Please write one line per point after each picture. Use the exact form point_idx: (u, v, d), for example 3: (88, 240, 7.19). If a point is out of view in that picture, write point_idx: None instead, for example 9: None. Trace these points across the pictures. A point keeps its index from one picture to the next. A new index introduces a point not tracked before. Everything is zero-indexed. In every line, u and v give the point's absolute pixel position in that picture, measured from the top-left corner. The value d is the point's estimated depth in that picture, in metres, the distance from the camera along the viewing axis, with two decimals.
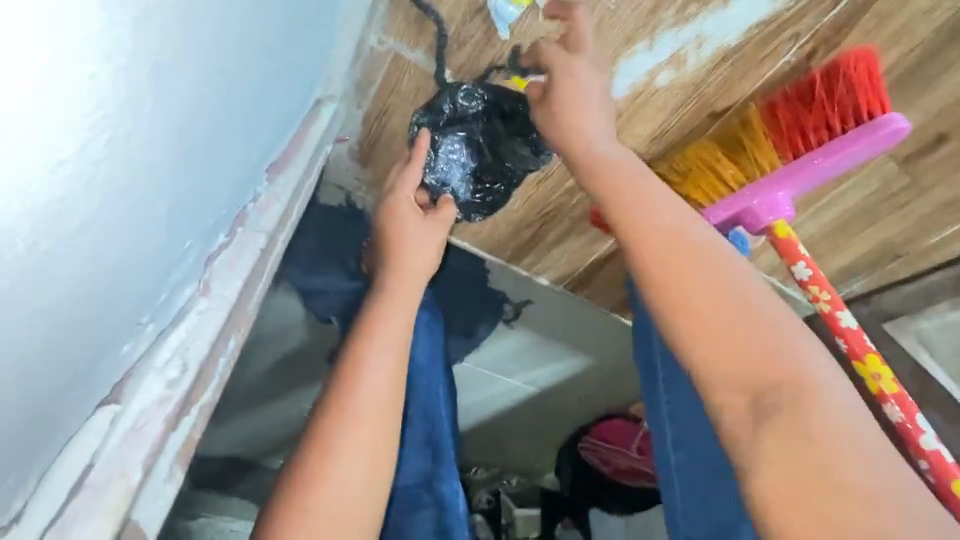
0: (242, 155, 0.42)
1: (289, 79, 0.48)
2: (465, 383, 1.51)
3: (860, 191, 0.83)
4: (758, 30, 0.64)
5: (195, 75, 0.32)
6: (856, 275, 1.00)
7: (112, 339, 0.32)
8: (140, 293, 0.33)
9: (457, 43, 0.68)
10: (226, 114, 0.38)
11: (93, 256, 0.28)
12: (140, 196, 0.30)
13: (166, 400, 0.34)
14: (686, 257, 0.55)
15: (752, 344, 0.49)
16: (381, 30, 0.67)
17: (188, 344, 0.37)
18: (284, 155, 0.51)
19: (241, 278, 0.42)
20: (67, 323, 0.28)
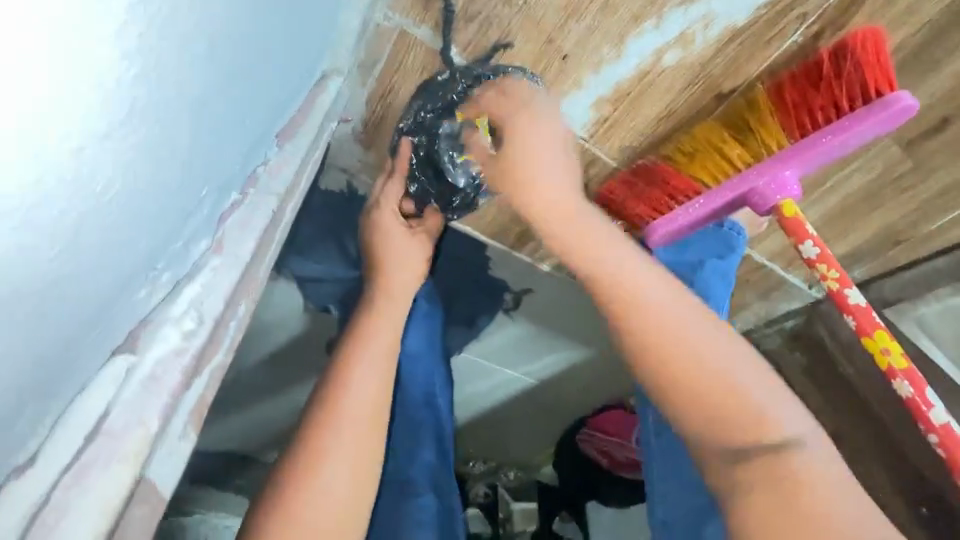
0: (255, 114, 0.42)
1: (299, 42, 0.47)
2: (464, 375, 1.50)
3: (864, 175, 0.84)
4: (766, 10, 0.64)
5: (208, 17, 0.32)
6: (856, 261, 1.00)
7: (126, 282, 0.31)
8: (153, 238, 0.32)
9: (464, 19, 0.67)
10: (240, 66, 0.37)
11: (106, 193, 0.27)
12: (155, 138, 0.30)
13: (183, 351, 0.34)
14: (632, 304, 0.61)
15: (702, 369, 0.56)
16: (388, 7, 0.65)
17: (202, 299, 0.36)
18: (291, 122, 0.50)
19: (252, 238, 0.41)
20: (80, 257, 0.27)
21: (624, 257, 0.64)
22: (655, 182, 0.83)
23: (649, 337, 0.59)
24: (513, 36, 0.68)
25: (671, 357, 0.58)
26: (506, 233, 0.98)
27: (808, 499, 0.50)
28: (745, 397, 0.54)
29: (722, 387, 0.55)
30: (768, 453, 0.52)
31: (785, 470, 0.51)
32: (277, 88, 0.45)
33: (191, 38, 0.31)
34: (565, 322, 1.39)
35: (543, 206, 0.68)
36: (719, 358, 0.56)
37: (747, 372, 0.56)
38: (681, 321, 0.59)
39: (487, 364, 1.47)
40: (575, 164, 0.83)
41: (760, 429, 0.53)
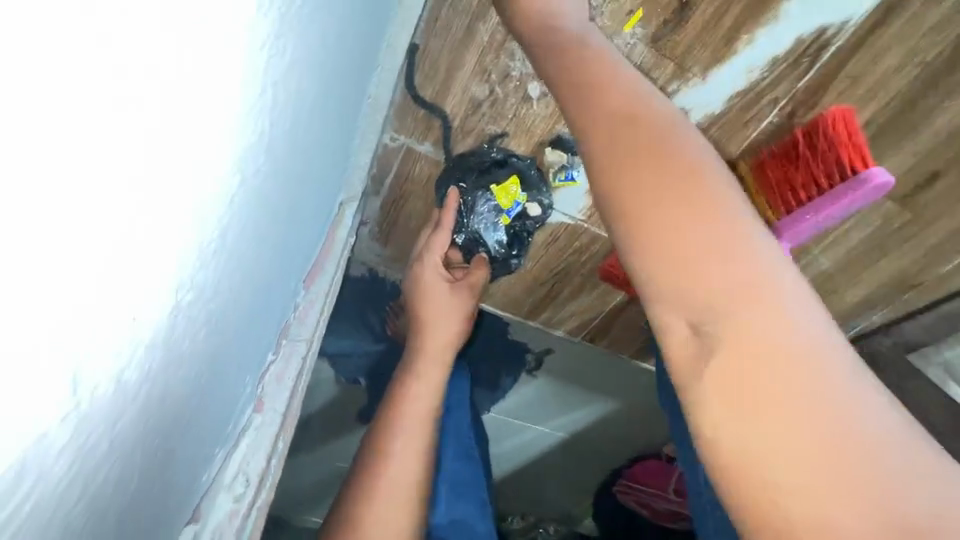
0: (285, 280, 0.47)
1: (320, 194, 0.54)
2: (493, 433, 1.53)
3: (864, 228, 0.86)
4: (738, 99, 0.70)
5: (250, 231, 0.37)
6: (873, 305, 1.00)
7: (193, 474, 0.38)
8: (210, 429, 0.38)
9: (462, 132, 0.75)
10: (271, 247, 0.42)
11: (176, 401, 0.33)
12: (204, 346, 0.35)
13: (236, 512, 0.40)
14: (647, 150, 0.46)
15: (718, 253, 0.40)
16: (394, 130, 0.75)
17: (247, 460, 0.43)
18: (316, 264, 0.57)
19: (288, 389, 0.47)
20: (150, 466, 0.32)
21: (659, 127, 0.47)
22: None
23: (630, 194, 0.45)
24: (512, 129, 0.74)
25: (670, 244, 0.41)
26: (519, 304, 1.03)
27: (834, 441, 0.33)
28: (770, 293, 0.38)
29: (734, 298, 0.38)
30: (764, 372, 0.35)
31: (784, 397, 0.34)
32: (302, 242, 0.51)
33: (235, 251, 0.36)
34: (585, 378, 1.41)
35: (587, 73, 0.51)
36: (742, 237, 0.40)
37: (767, 260, 0.39)
38: (682, 181, 0.44)
39: (515, 420, 1.50)
40: (580, 241, 0.88)
41: (780, 373, 0.35)
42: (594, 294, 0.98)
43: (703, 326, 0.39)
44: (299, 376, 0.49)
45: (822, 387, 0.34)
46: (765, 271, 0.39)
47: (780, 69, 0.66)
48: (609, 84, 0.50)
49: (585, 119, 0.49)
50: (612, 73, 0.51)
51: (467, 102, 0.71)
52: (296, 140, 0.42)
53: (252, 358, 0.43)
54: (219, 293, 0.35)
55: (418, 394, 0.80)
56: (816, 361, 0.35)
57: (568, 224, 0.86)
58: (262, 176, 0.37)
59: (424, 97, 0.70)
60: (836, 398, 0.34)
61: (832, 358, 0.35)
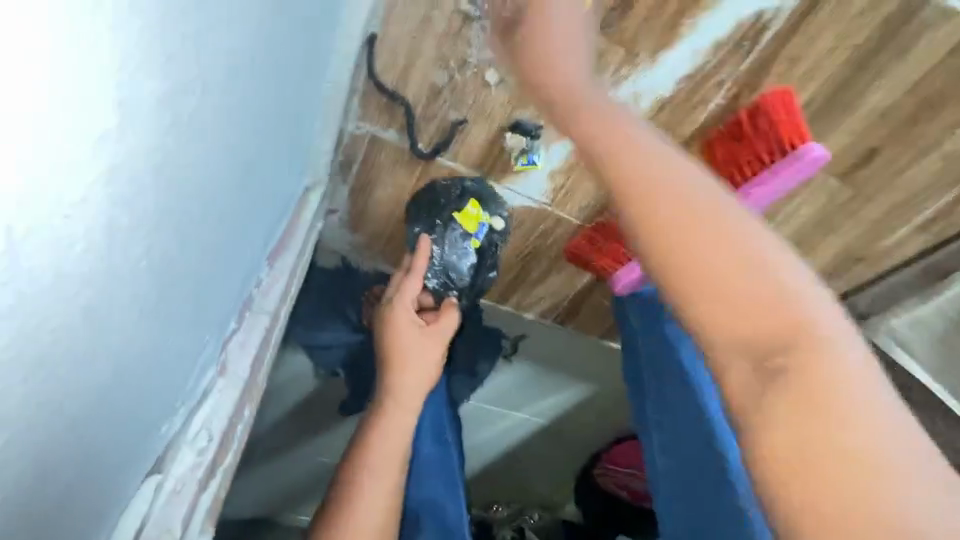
0: (245, 249, 0.49)
1: (281, 170, 0.55)
2: (473, 421, 1.55)
3: (810, 205, 0.91)
4: (685, 83, 0.74)
5: (211, 198, 0.40)
6: (826, 280, 1.05)
7: (154, 426, 0.39)
8: (171, 383, 0.39)
9: (424, 119, 0.77)
10: (232, 219, 0.45)
11: (134, 350, 0.34)
12: (170, 303, 0.37)
13: (198, 466, 0.42)
14: (682, 217, 0.47)
15: (765, 303, 0.42)
16: (358, 118, 0.77)
17: (211, 418, 0.45)
18: (281, 241, 0.58)
19: (250, 355, 0.50)
20: (109, 412, 0.33)
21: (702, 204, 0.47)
22: (610, 238, 0.87)
23: (694, 262, 0.45)
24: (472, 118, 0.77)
25: (733, 308, 0.42)
26: (491, 289, 1.06)
27: (854, 451, 0.35)
28: (807, 340, 0.40)
29: (833, 395, 0.37)
30: (813, 409, 0.37)
31: (828, 432, 0.36)
32: (264, 221, 0.53)
33: (192, 211, 0.37)
34: (560, 363, 1.45)
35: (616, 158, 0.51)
36: (776, 288, 0.42)
37: (821, 318, 0.41)
38: (730, 245, 0.44)
39: (493, 408, 1.53)
40: (544, 225, 0.92)
41: (824, 403, 0.37)
42: (562, 276, 1.01)
43: (764, 362, 0.40)
44: (260, 345, 0.52)
45: (907, 460, 0.35)
46: (813, 322, 0.40)
47: (723, 53, 0.70)
48: (674, 165, 0.50)
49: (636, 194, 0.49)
50: (644, 157, 0.50)
51: (428, 89, 0.73)
52: (253, 109, 0.44)
53: (213, 319, 0.44)
54: (183, 251, 0.37)
55: (397, 379, 0.85)
56: (913, 452, 0.35)
57: (534, 208, 0.89)
58: (218, 140, 0.38)
59: (386, 85, 0.73)
60: (863, 418, 0.36)
61: (836, 359, 0.39)
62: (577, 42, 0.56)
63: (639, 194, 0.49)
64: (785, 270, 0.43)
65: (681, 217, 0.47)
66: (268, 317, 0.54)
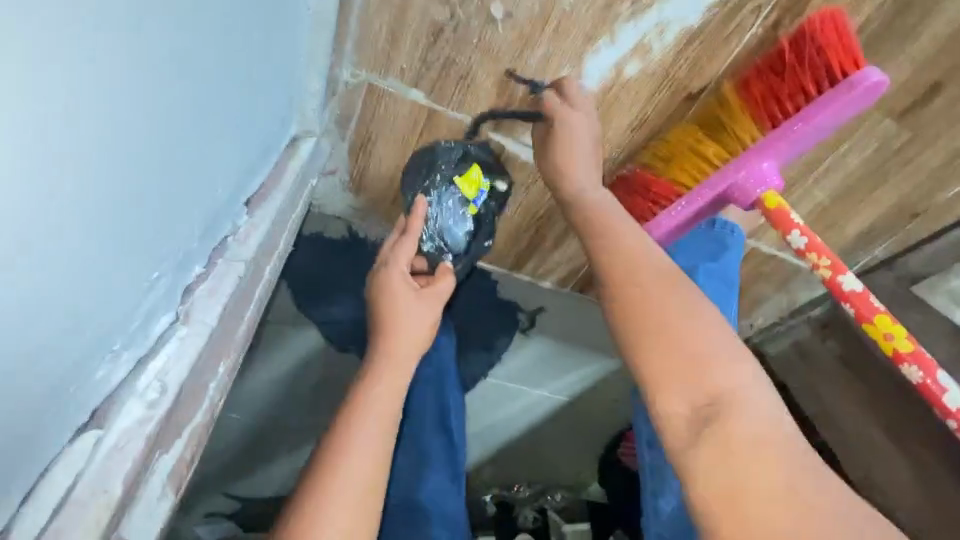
0: (214, 186, 0.43)
1: (261, 105, 0.50)
2: (491, 399, 1.50)
3: (860, 152, 0.81)
4: (717, 9, 0.63)
5: (171, 111, 0.34)
6: (876, 239, 0.95)
7: (89, 369, 0.33)
8: (113, 318, 0.34)
9: (424, 64, 0.70)
10: (201, 147, 0.40)
11: (71, 278, 0.29)
12: (119, 230, 0.32)
13: (148, 420, 0.37)
14: (647, 281, 0.58)
15: (698, 362, 0.51)
16: (354, 64, 0.71)
17: (167, 369, 0.40)
18: (261, 190, 0.54)
19: (219, 305, 0.45)
20: (38, 347, 0.28)
21: (663, 281, 0.58)
22: (633, 191, 0.79)
23: (650, 320, 0.55)
24: (476, 61, 0.69)
25: (672, 356, 0.53)
26: (505, 256, 1.00)
27: (784, 488, 0.44)
28: (737, 389, 0.50)
29: (751, 419, 0.48)
30: (756, 460, 0.46)
31: (755, 478, 0.45)
32: (240, 160, 0.48)
33: (143, 127, 0.32)
34: (581, 337, 1.38)
35: (610, 256, 0.62)
36: (719, 354, 0.52)
37: (749, 386, 0.50)
38: (687, 318, 0.54)
39: (512, 385, 1.47)
40: None
41: (748, 442, 0.46)
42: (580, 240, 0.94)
43: (701, 401, 0.50)
44: (234, 295, 0.47)
45: (790, 463, 0.46)
46: (738, 383, 0.50)
47: None
48: (645, 252, 0.61)
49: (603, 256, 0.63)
50: (611, 219, 0.66)
51: (427, 29, 0.66)
52: (226, 21, 0.38)
53: (169, 256, 0.38)
54: (134, 169, 0.32)
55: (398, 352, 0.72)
56: (780, 432, 0.47)
57: None
58: (178, 45, 0.33)
59: (382, 25, 0.66)
60: (775, 455, 0.46)
61: (748, 404, 0.49)
62: (584, 145, 0.71)
63: (607, 256, 0.63)
64: (728, 341, 0.53)
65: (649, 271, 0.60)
66: (246, 267, 0.49)
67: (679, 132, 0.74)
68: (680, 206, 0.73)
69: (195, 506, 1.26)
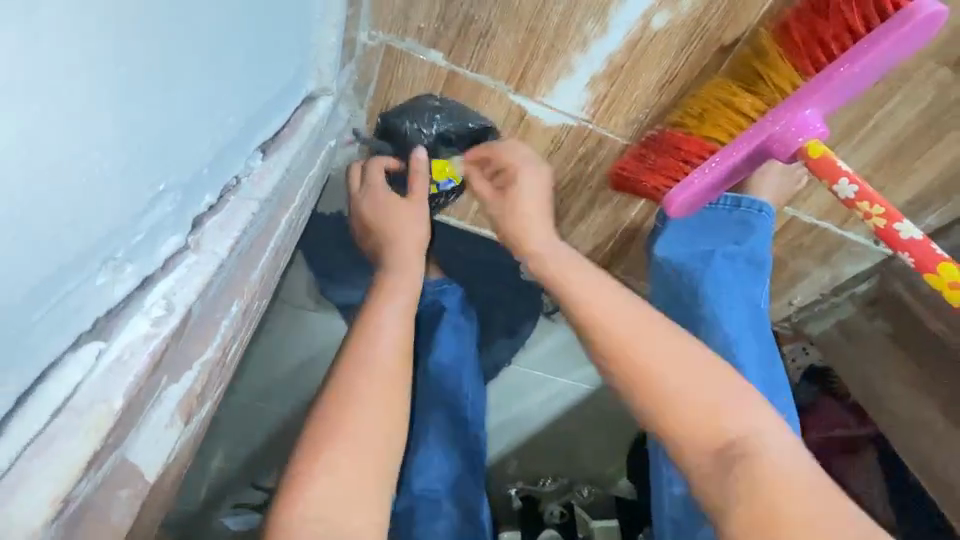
0: (231, 116, 0.43)
1: (281, 46, 0.50)
2: (514, 387, 1.47)
3: (912, 106, 0.75)
4: None
5: (198, 17, 0.34)
6: (929, 205, 0.88)
7: (90, 276, 0.32)
8: (117, 225, 0.33)
9: (444, 22, 0.68)
10: (220, 72, 0.39)
11: (82, 179, 0.28)
12: (139, 125, 0.32)
13: (154, 336, 0.37)
14: (623, 336, 0.60)
15: (711, 412, 0.52)
16: (372, 26, 0.70)
17: (174, 291, 0.39)
18: (278, 136, 0.54)
19: (231, 238, 0.45)
20: (39, 241, 0.27)
21: (653, 335, 0.59)
22: (663, 150, 0.74)
23: (655, 385, 0.56)
24: (496, 18, 0.68)
25: (684, 422, 0.53)
26: None
27: (827, 515, 0.44)
28: (740, 437, 0.50)
29: (776, 461, 0.48)
30: (780, 496, 0.45)
31: (786, 504, 0.45)
32: (258, 96, 0.47)
33: (160, 36, 0.31)
34: None
35: (603, 319, 0.62)
36: (725, 395, 0.53)
37: (760, 420, 0.51)
38: (681, 363, 0.56)
39: (535, 372, 1.44)
40: (586, 146, 0.81)
41: (768, 484, 0.46)
42: (606, 210, 0.90)
43: (723, 451, 0.50)
44: (247, 230, 0.47)
45: (802, 478, 0.47)
46: (733, 422, 0.51)
47: None
48: (626, 311, 0.62)
49: (592, 318, 0.63)
50: (586, 285, 0.66)
51: None
52: None
53: (182, 174, 0.38)
54: (159, 65, 0.32)
55: (395, 305, 0.75)
56: (792, 454, 0.49)
57: (571, 127, 0.78)
58: None
59: None
60: (794, 489, 0.46)
61: (765, 441, 0.50)
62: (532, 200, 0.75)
63: (594, 319, 0.63)
64: (726, 379, 0.55)
65: (646, 317, 0.61)
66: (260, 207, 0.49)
67: (712, 86, 0.70)
68: (714, 162, 0.69)
69: (225, 499, 1.22)
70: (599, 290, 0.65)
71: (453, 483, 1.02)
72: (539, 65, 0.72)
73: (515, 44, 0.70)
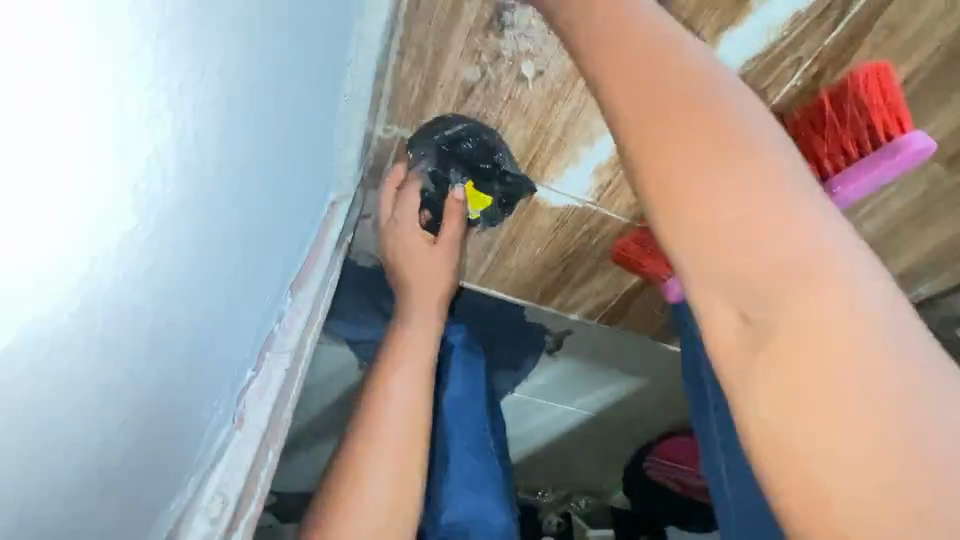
0: (262, 297, 0.50)
1: (299, 207, 0.56)
2: (517, 412, 1.53)
3: (906, 195, 0.78)
4: (754, 63, 0.63)
5: (226, 261, 0.41)
6: (922, 276, 0.91)
7: (162, 500, 0.41)
8: (176, 449, 0.41)
9: (456, 118, 0.72)
10: (248, 278, 0.46)
11: (141, 437, 0.37)
12: (174, 366, 0.38)
13: (213, 535, 0.43)
14: (668, 117, 0.44)
15: (766, 260, 0.39)
16: (387, 121, 0.73)
17: (225, 484, 0.45)
18: (300, 276, 0.61)
19: (267, 404, 0.52)
20: (110, 497, 0.35)
21: (713, 119, 0.44)
22: None
23: (684, 175, 0.43)
24: (507, 116, 0.71)
25: (711, 225, 0.41)
26: (531, 291, 1.00)
27: (894, 438, 0.33)
28: (806, 260, 0.38)
29: (841, 354, 0.35)
30: (835, 393, 0.35)
31: (832, 393, 0.35)
32: (279, 256, 0.53)
33: (198, 300, 0.39)
34: (610, 356, 1.39)
35: (646, 99, 0.45)
36: (800, 214, 0.39)
37: (866, 293, 0.37)
38: (735, 169, 0.41)
39: (539, 400, 1.49)
40: (590, 224, 0.84)
41: (819, 367, 0.36)
42: (607, 276, 0.94)
43: (761, 297, 0.38)
44: (280, 390, 0.54)
45: (881, 367, 0.35)
46: (806, 235, 0.39)
47: (802, 26, 0.59)
48: (664, 51, 0.46)
49: (631, 94, 0.46)
50: (655, 58, 0.46)
51: (456, 88, 0.67)
52: (263, 169, 0.45)
53: (226, 377, 0.46)
54: (199, 319, 0.39)
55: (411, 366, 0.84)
56: (876, 327, 0.35)
57: (576, 207, 0.82)
58: (225, 222, 0.40)
59: (412, 88, 0.68)
60: (856, 385, 0.34)
61: (846, 286, 0.37)
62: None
63: (627, 71, 0.47)
64: (801, 192, 0.40)
65: (722, 196, 0.41)
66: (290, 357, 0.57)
67: None
68: None
69: None
70: (668, 131, 0.44)
71: (480, 515, 1.05)
72: (545, 156, 0.75)
73: (523, 138, 0.73)
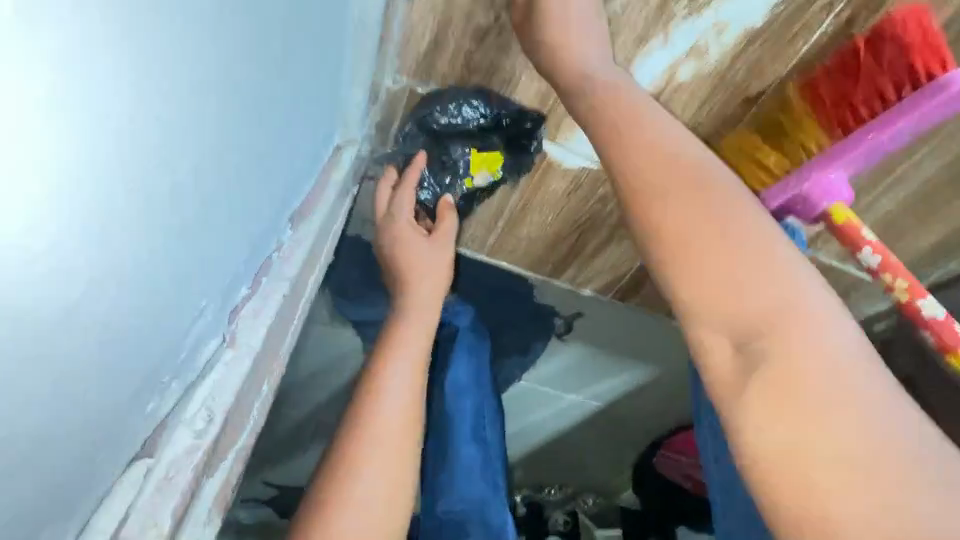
0: (265, 211, 0.47)
1: (305, 129, 0.53)
2: (524, 403, 1.48)
3: (940, 159, 0.74)
4: (783, 8, 0.57)
5: (236, 155, 0.38)
6: (950, 251, 0.87)
7: (148, 400, 0.36)
8: (166, 349, 0.36)
9: (469, 69, 0.69)
10: (256, 186, 0.43)
11: (143, 327, 0.32)
12: (180, 257, 0.34)
13: (195, 448, 0.40)
14: (663, 183, 0.50)
15: (754, 303, 0.42)
16: (396, 71, 0.70)
17: (213, 399, 0.42)
18: (304, 206, 0.58)
19: (262, 328, 0.49)
20: (103, 398, 0.31)
21: (704, 186, 0.49)
22: None
23: (676, 228, 0.47)
24: (521, 65, 0.68)
25: (702, 273, 0.45)
26: (543, 263, 0.97)
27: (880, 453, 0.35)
28: (782, 308, 0.42)
29: (830, 385, 0.38)
30: (833, 417, 0.37)
31: (824, 416, 0.37)
32: (285, 176, 0.50)
33: (208, 189, 0.35)
34: (621, 343, 1.35)
35: (636, 174, 0.52)
36: (776, 263, 0.44)
37: (833, 331, 0.40)
38: (721, 225, 0.46)
39: (545, 390, 1.44)
40: (605, 189, 0.81)
41: (810, 395, 0.38)
42: (622, 248, 0.90)
43: (748, 340, 0.42)
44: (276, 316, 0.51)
45: (865, 397, 0.37)
46: (786, 289, 0.42)
47: None
48: (644, 116, 0.55)
49: (631, 163, 0.53)
50: (653, 124, 0.54)
51: (471, 32, 0.64)
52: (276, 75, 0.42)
53: (223, 284, 0.42)
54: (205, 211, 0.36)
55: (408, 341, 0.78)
56: (846, 355, 0.39)
57: (591, 169, 0.78)
58: (237, 112, 0.37)
59: (423, 35, 0.64)
60: (845, 409, 0.37)
61: (820, 327, 0.41)
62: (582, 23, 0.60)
63: (620, 146, 0.54)
64: (778, 243, 0.45)
65: (716, 243, 0.46)
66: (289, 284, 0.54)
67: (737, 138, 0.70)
68: None
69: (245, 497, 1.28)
70: (660, 197, 0.50)
71: (480, 504, 1.00)
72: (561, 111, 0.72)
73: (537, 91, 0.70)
